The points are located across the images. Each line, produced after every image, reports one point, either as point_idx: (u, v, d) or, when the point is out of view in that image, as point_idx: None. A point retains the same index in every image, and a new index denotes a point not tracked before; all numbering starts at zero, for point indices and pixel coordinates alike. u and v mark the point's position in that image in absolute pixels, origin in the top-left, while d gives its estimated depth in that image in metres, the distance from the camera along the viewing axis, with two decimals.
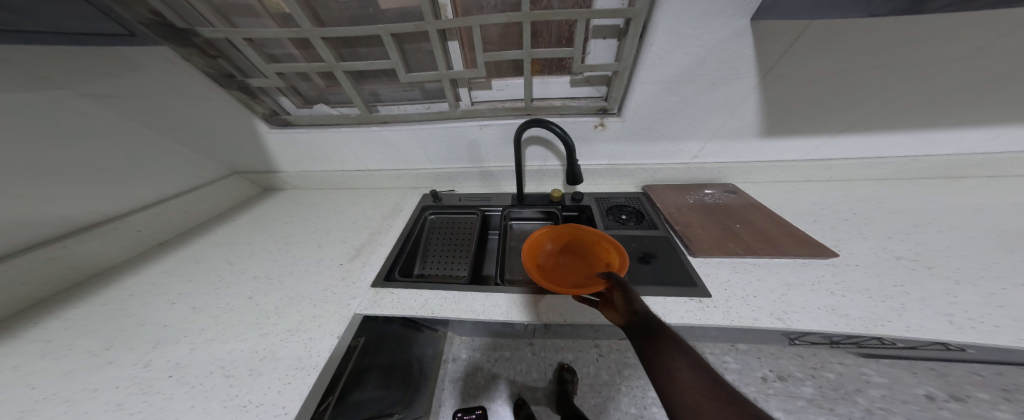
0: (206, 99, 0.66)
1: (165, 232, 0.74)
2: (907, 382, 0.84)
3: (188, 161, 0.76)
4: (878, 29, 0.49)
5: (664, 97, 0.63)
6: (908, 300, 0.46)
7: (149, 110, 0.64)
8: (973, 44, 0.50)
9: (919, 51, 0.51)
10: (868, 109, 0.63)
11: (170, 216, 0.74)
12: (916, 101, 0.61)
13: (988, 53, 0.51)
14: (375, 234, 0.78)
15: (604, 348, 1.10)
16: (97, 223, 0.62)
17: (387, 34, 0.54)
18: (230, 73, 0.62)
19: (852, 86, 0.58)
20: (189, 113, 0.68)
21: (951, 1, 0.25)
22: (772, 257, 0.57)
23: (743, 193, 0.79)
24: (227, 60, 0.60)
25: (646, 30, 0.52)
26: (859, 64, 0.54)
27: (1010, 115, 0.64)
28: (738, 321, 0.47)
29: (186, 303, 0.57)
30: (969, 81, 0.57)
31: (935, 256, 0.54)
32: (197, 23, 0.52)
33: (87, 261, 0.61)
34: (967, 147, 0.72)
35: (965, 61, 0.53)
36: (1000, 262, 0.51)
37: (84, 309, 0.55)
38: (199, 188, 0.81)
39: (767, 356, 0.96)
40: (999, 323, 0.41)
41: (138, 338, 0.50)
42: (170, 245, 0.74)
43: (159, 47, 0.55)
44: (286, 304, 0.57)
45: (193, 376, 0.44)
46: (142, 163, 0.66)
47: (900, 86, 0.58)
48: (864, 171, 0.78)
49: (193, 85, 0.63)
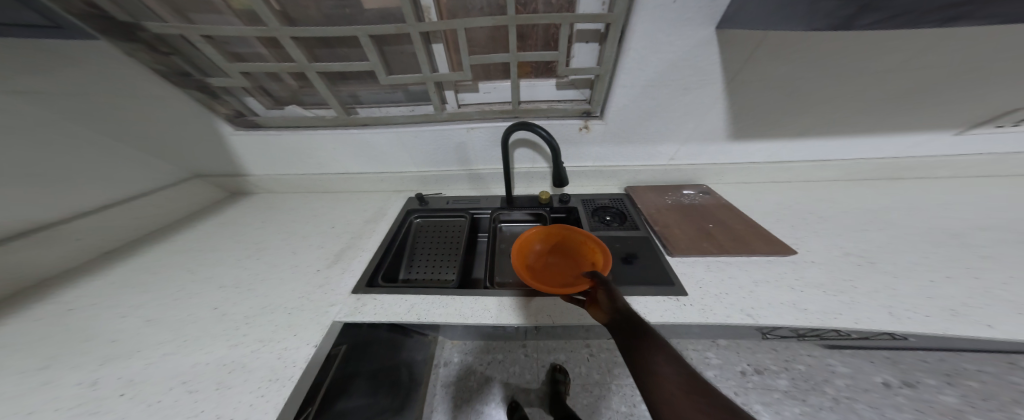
0: (156, 96, 0.63)
1: (113, 240, 0.69)
2: (867, 370, 0.89)
3: (142, 164, 0.72)
4: (825, 41, 0.52)
5: (643, 101, 0.65)
6: (857, 294, 0.49)
7: (91, 109, 0.59)
8: (900, 57, 0.55)
9: (862, 62, 0.55)
10: (819, 115, 0.68)
11: (119, 222, 0.69)
12: (860, 108, 0.66)
13: (914, 65, 0.56)
14: (357, 239, 0.77)
15: (595, 347, 1.11)
16: (37, 229, 0.56)
17: (366, 35, 0.53)
18: (186, 71, 0.59)
19: (803, 93, 0.62)
20: (138, 112, 0.65)
21: (878, 18, 0.27)
22: (742, 255, 0.60)
23: (716, 193, 0.82)
24: (183, 57, 0.57)
25: (624, 35, 0.54)
26: (807, 73, 0.57)
27: (941, 123, 0.70)
28: (711, 318, 0.49)
29: (140, 316, 0.54)
30: (902, 90, 0.62)
31: (878, 251, 0.59)
32: (144, 17, 0.49)
33: (20, 272, 0.56)
34: (905, 151, 0.78)
35: (897, 72, 0.57)
36: (928, 256, 0.56)
37: (18, 325, 0.50)
38: (152, 192, 0.76)
39: (745, 351, 1.00)
40: (930, 313, 0.44)
41: (81, 355, 0.46)
42: (117, 253, 0.70)
43: (100, 41, 0.52)
44: (259, 312, 0.55)
45: (149, 393, 0.41)
46: (85, 165, 0.61)
47: (843, 94, 0.62)
48: (829, 172, 0.82)
49: (148, 84, 0.61)
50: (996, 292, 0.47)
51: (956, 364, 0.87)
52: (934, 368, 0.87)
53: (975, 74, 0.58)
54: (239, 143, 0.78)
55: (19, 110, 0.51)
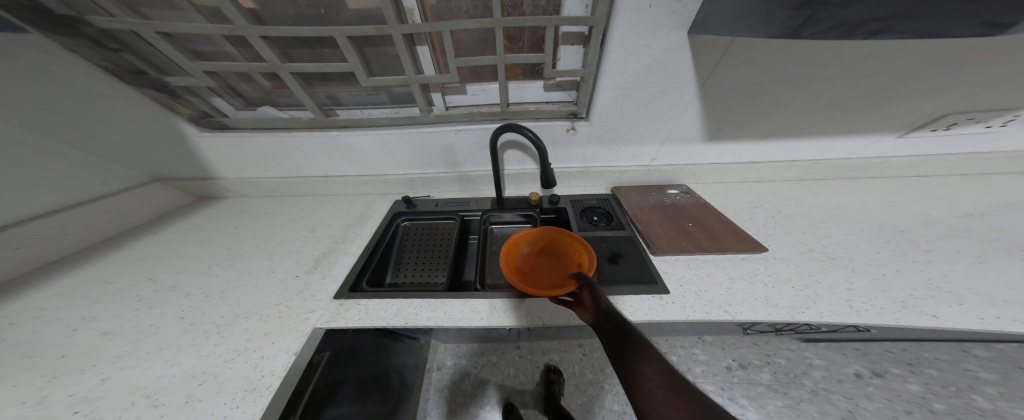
0: (105, 95, 0.60)
1: (59, 249, 0.65)
2: (841, 362, 0.93)
3: (93, 167, 0.68)
4: (784, 47, 0.54)
5: (624, 103, 0.66)
6: (821, 288, 0.51)
7: (32, 109, 0.56)
8: (847, 65, 0.57)
9: (818, 69, 0.57)
10: (782, 118, 0.70)
11: (65, 229, 0.65)
12: (818, 111, 0.68)
13: (863, 72, 0.59)
14: (339, 243, 0.75)
15: (588, 347, 1.11)
16: None
17: (344, 35, 0.52)
18: (140, 69, 0.57)
19: (764, 97, 0.64)
20: (89, 111, 0.61)
21: (820, 29, 0.28)
22: (719, 253, 0.61)
23: (696, 193, 0.84)
24: (134, 53, 0.54)
25: (606, 38, 0.54)
26: (768, 78, 0.59)
27: (898, 126, 0.74)
28: (692, 315, 0.50)
29: (93, 328, 0.51)
30: (854, 95, 0.64)
31: (838, 248, 0.61)
32: (89, 11, 0.47)
33: None
34: (851, 153, 0.82)
35: (846, 78, 0.60)
36: (881, 251, 0.59)
37: None
38: (103, 197, 0.72)
39: (730, 346, 1.03)
40: (884, 305, 0.47)
41: (24, 373, 0.42)
42: (65, 263, 0.65)
43: (32, 35, 0.49)
44: (230, 321, 0.53)
45: (107, 409, 0.39)
46: (23, 168, 0.57)
47: (800, 98, 0.65)
48: (806, 171, 0.85)
49: (95, 82, 0.57)
50: (942, 284, 0.50)
51: (921, 353, 0.92)
52: (899, 358, 0.92)
53: (927, 81, 0.61)
54: (206, 145, 0.75)
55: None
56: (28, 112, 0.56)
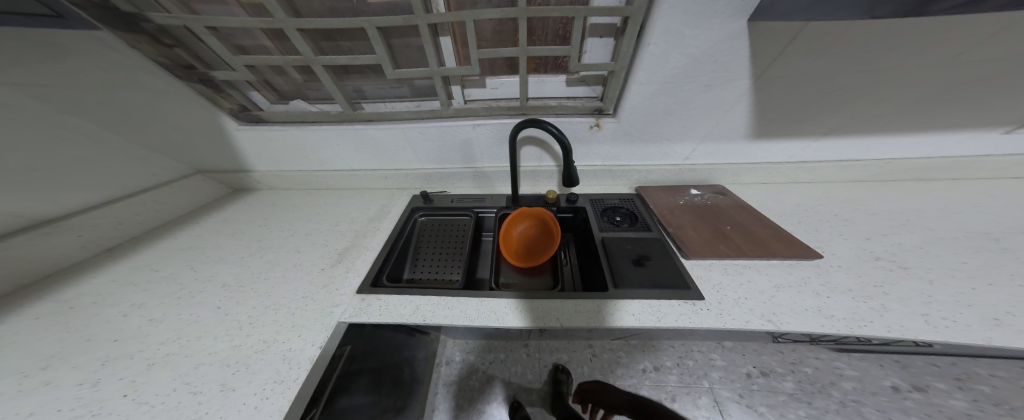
0: (157, 90, 0.60)
1: (113, 237, 0.68)
2: (876, 374, 0.88)
3: (142, 159, 0.70)
4: (867, 32, 0.49)
5: (660, 98, 0.63)
6: (887, 300, 0.47)
7: (91, 104, 0.57)
8: (940, 51, 0.51)
9: (904, 55, 0.52)
10: (849, 112, 0.65)
11: (117, 218, 0.67)
12: (890, 105, 0.63)
13: (958, 59, 0.53)
14: (360, 238, 0.75)
15: (598, 348, 1.04)
16: (26, 227, 0.54)
17: (373, 26, 0.51)
18: (189, 64, 0.57)
19: (834, 88, 0.59)
20: (141, 108, 0.62)
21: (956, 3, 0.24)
22: (760, 259, 0.58)
23: (731, 193, 0.80)
24: (186, 49, 0.54)
25: (644, 29, 0.51)
26: (845, 66, 0.54)
27: (965, 123, 0.68)
28: (730, 323, 0.47)
29: (141, 315, 0.52)
30: (940, 86, 0.58)
31: (899, 257, 0.57)
32: (147, 8, 0.47)
33: (12, 269, 0.54)
34: (901, 154, 0.76)
35: (937, 66, 0.54)
36: (958, 263, 0.54)
37: (10, 325, 0.48)
38: (152, 188, 0.74)
39: (751, 353, 0.98)
40: (970, 321, 0.42)
41: (82, 356, 0.44)
42: (118, 250, 0.68)
43: (100, 30, 0.48)
44: (263, 312, 0.54)
45: (153, 394, 0.40)
46: (84, 160, 0.59)
47: (877, 90, 0.59)
48: (846, 173, 0.80)
49: (146, 78, 0.57)
50: None
51: (971, 368, 0.86)
52: (945, 372, 0.86)
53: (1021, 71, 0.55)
54: (243, 138, 0.76)
55: (9, 102, 0.48)
56: (86, 107, 0.57)
